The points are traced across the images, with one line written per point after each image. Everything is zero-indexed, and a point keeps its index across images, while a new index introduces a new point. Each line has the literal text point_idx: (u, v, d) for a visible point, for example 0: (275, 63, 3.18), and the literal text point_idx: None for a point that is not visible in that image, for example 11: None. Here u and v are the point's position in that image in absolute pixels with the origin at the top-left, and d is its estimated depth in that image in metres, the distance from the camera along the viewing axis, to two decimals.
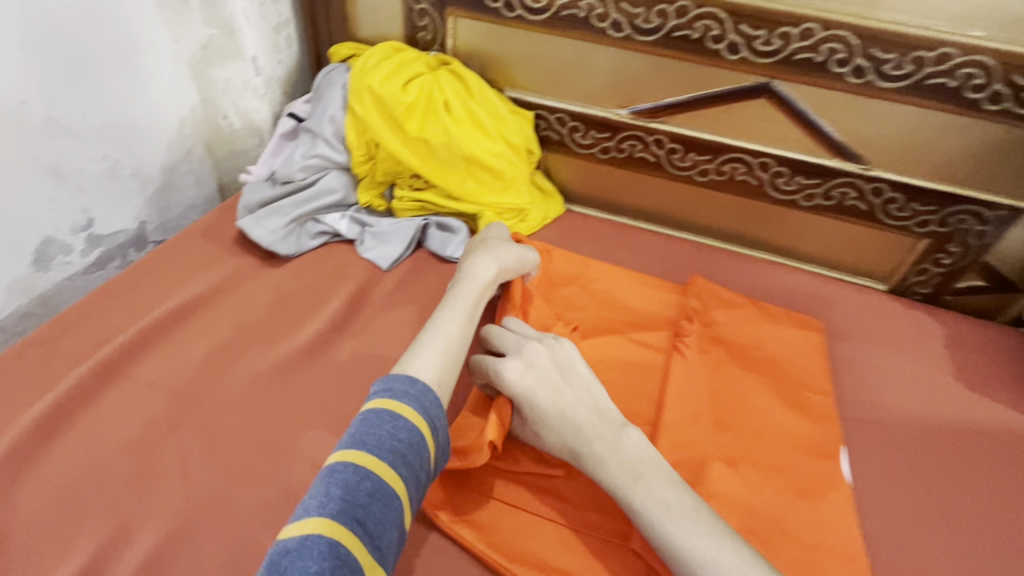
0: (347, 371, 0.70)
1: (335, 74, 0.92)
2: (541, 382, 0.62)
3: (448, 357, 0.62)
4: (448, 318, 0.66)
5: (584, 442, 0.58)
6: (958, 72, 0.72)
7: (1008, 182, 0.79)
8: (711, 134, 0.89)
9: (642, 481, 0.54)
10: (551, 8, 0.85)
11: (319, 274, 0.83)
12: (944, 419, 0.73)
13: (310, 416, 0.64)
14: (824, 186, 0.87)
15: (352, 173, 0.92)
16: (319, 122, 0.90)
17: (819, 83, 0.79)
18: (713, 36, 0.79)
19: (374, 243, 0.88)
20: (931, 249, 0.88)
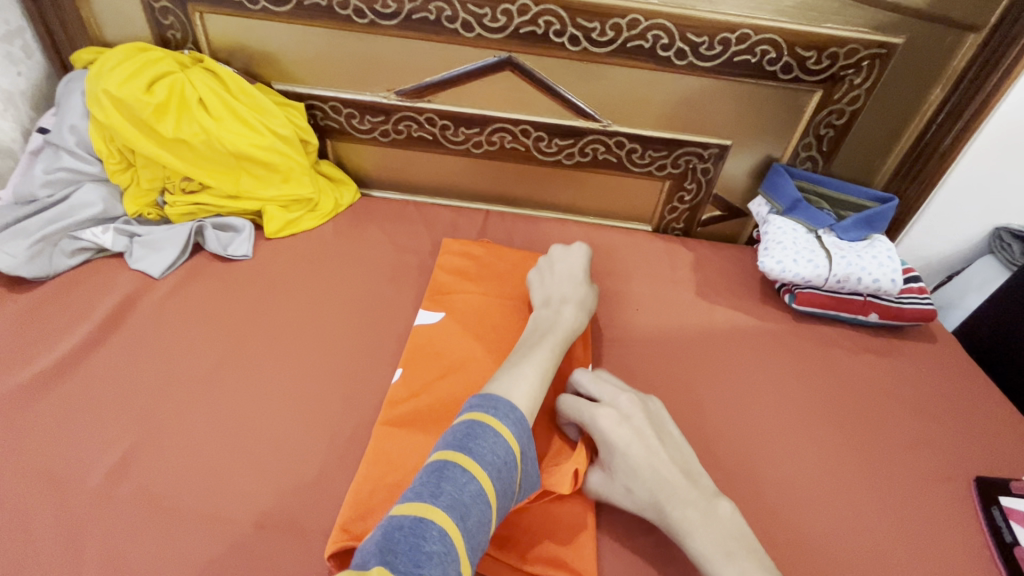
0: (107, 382, 0.68)
1: (73, 81, 0.87)
2: (636, 436, 0.59)
3: (540, 384, 0.61)
4: (537, 353, 0.65)
5: (668, 505, 0.56)
6: (648, 35, 0.84)
7: (712, 124, 0.94)
8: (474, 108, 0.96)
9: (726, 556, 0.51)
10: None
11: (81, 292, 0.79)
12: (684, 327, 0.87)
13: (61, 432, 0.62)
14: (577, 144, 0.98)
15: (112, 184, 0.88)
16: (59, 133, 0.84)
17: (547, 53, 0.88)
18: (446, 17, 0.86)
19: (145, 252, 0.85)
20: (674, 189, 1.02)
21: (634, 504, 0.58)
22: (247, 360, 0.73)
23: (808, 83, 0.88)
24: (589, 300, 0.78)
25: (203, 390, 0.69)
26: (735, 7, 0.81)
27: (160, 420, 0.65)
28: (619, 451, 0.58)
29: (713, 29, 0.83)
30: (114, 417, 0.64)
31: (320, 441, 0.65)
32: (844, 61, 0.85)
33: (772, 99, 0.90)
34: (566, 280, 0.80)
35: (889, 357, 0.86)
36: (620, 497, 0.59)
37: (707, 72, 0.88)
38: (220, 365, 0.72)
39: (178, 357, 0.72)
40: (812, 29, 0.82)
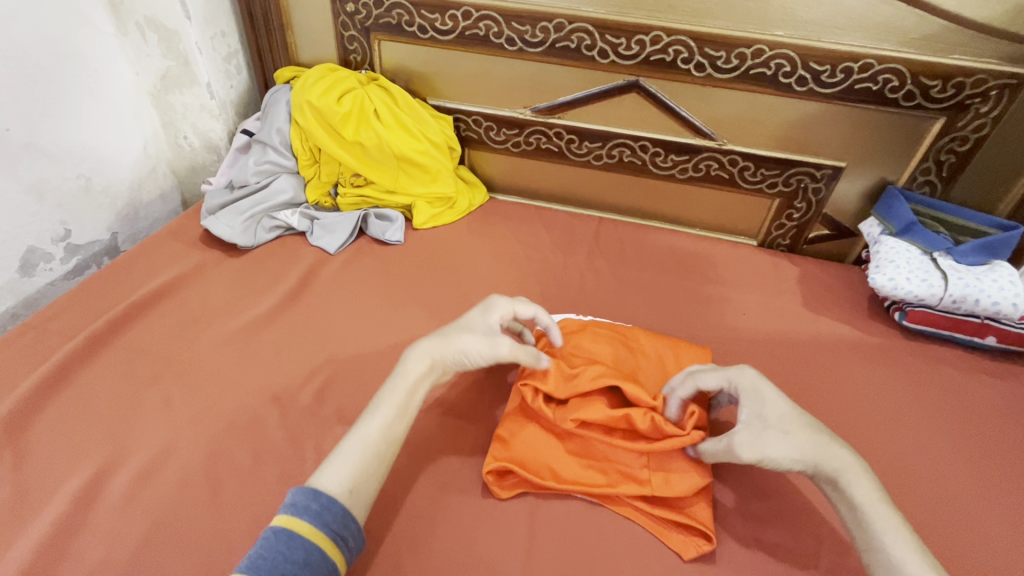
0: (300, 331, 0.85)
1: (280, 93, 1.08)
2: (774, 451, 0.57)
3: (367, 463, 0.56)
4: (372, 416, 0.60)
5: (842, 458, 0.58)
6: (771, 63, 0.93)
7: (826, 147, 1.00)
8: (599, 125, 1.08)
9: (899, 535, 0.53)
10: (456, 29, 1.04)
11: (276, 261, 0.98)
12: (790, 335, 0.92)
13: (272, 365, 0.78)
14: (692, 160, 1.07)
15: (300, 176, 1.08)
16: (267, 134, 1.05)
17: (673, 78, 0.98)
18: (586, 45, 0.99)
19: (322, 233, 1.03)
20: (784, 206, 1.08)
21: (791, 459, 0.57)
22: (407, 326, 0.87)
23: (930, 111, 0.92)
24: (471, 343, 0.66)
25: (373, 343, 0.84)
26: (858, 40, 0.88)
27: (343, 362, 0.80)
28: (781, 413, 0.60)
29: (836, 59, 0.90)
30: (309, 359, 0.80)
31: (468, 394, 0.78)
32: (970, 90, 0.88)
33: (891, 124, 0.95)
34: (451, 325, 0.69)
35: (1008, 379, 0.87)
36: (778, 450, 0.57)
37: (827, 98, 0.94)
38: (385, 326, 0.87)
39: (351, 318, 0.88)
40: (937, 60, 0.87)
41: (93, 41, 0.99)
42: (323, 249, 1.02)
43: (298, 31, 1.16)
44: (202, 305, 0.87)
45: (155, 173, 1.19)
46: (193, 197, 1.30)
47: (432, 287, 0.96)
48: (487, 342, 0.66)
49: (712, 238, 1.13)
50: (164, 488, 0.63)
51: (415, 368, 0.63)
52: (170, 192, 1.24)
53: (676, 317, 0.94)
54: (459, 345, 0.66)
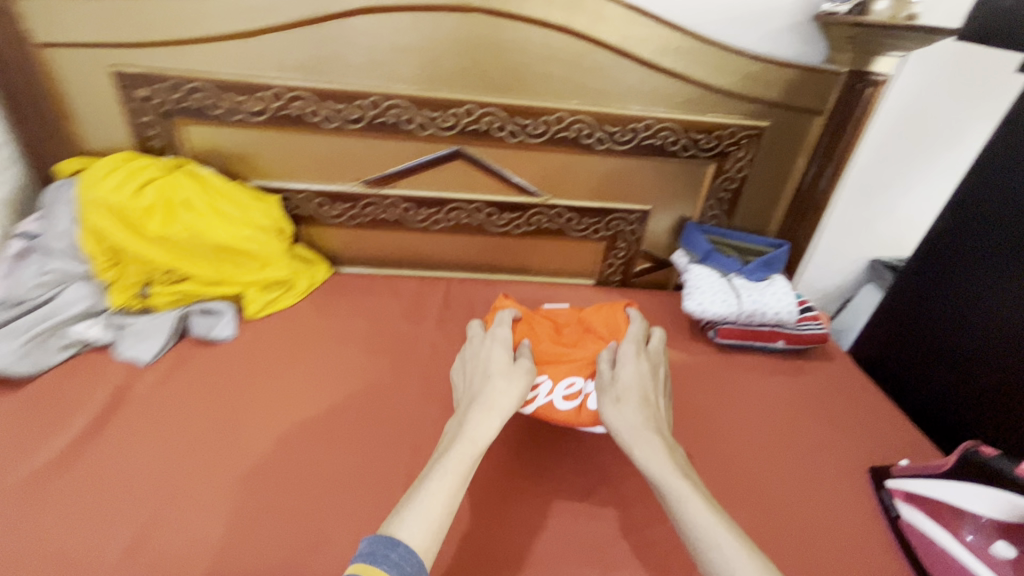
0: (107, 464, 0.74)
1: (63, 187, 0.92)
2: (625, 410, 0.73)
3: (452, 497, 0.59)
4: (441, 475, 0.60)
5: (650, 430, 0.71)
6: (572, 127, 1.04)
7: (633, 194, 1.14)
8: (432, 191, 1.11)
9: (692, 499, 0.62)
10: (268, 110, 1.00)
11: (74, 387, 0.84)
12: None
13: (67, 516, 0.67)
14: (524, 216, 1.15)
15: (98, 281, 0.94)
16: (49, 238, 0.90)
17: (491, 144, 1.06)
18: (404, 120, 1.02)
19: (133, 341, 0.92)
20: (610, 247, 1.20)
21: (623, 429, 0.72)
22: (247, 436, 0.80)
23: (703, 159, 1.09)
24: (513, 385, 0.74)
25: (202, 463, 0.75)
26: (636, 106, 1.03)
27: (162, 494, 0.71)
28: (632, 386, 0.77)
29: (623, 121, 1.04)
30: (121, 504, 0.69)
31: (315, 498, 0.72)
32: (728, 140, 1.07)
33: (678, 172, 1.11)
34: (481, 372, 0.77)
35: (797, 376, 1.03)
36: (611, 416, 0.74)
37: (623, 153, 1.08)
38: (215, 440, 0.79)
39: (173, 437, 0.78)
40: (699, 118, 1.04)
41: None
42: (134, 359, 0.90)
43: (80, 118, 1.01)
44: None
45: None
46: None
47: (274, 383, 0.89)
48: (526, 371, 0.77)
49: (555, 285, 1.21)
50: None
51: (488, 424, 0.67)
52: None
53: None
54: (500, 389, 0.73)
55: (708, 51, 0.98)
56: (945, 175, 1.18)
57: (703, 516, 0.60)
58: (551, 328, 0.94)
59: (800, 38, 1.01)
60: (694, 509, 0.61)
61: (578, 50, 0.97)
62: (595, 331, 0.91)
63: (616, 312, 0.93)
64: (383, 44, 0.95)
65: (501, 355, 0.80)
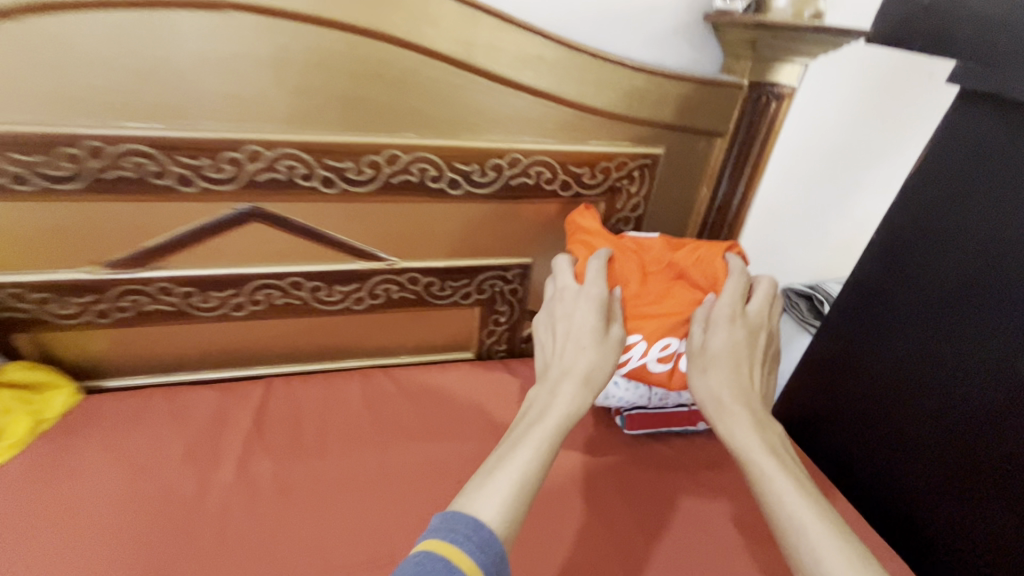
0: None
1: None
2: (709, 376, 0.67)
3: (514, 497, 0.50)
4: (517, 449, 0.55)
5: (740, 404, 0.64)
6: (413, 168, 0.75)
7: (508, 245, 0.88)
8: (222, 267, 0.78)
9: (778, 478, 0.57)
10: None
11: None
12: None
13: None
14: (365, 287, 0.85)
15: None
16: None
17: (299, 198, 0.74)
18: (153, 172, 0.68)
19: None
20: (486, 312, 0.94)
21: (710, 400, 0.66)
22: None
23: (588, 197, 0.86)
24: (607, 361, 0.64)
25: None
26: (495, 135, 0.77)
27: None
28: (723, 350, 0.68)
29: (480, 157, 0.77)
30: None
31: None
32: (616, 173, 0.84)
33: (560, 214, 0.87)
34: (572, 343, 0.65)
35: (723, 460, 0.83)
36: (700, 384, 0.68)
37: (486, 197, 0.81)
38: None
39: None
40: (578, 148, 0.80)
41: None
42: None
43: None
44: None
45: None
46: None
47: None
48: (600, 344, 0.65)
49: (423, 369, 0.92)
50: None
51: (563, 401, 0.60)
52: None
53: (381, 521, 0.68)
54: (598, 362, 0.64)
55: (580, 61, 0.74)
56: (883, 194, 1.03)
57: (793, 496, 0.55)
58: (640, 263, 0.76)
59: (691, 39, 0.80)
60: (788, 493, 0.55)
61: (403, 63, 0.69)
62: (690, 279, 0.74)
63: (715, 258, 0.74)
64: (88, 59, 0.60)
65: (588, 287, 0.70)
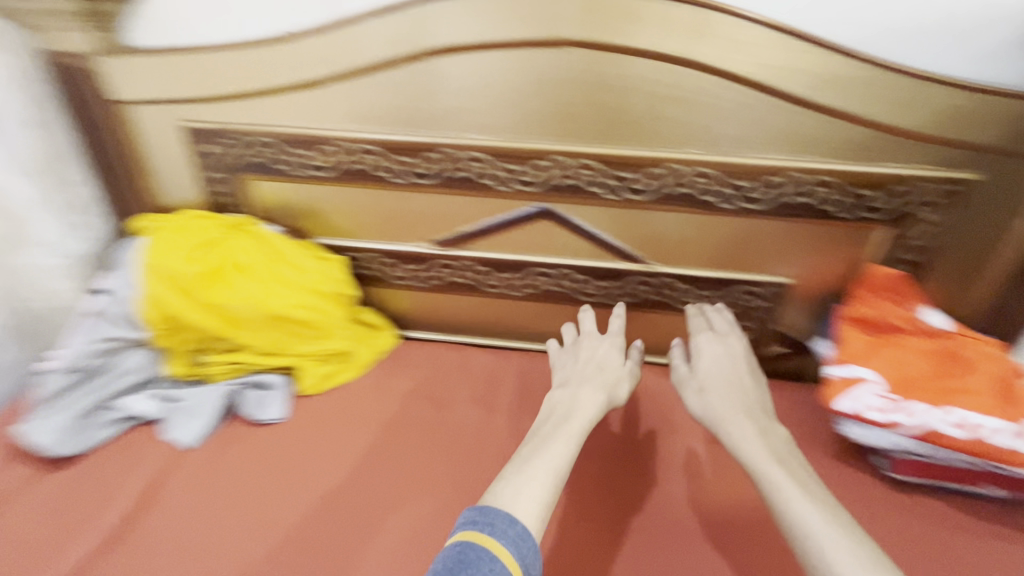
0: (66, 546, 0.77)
1: (121, 251, 0.90)
2: (699, 387, 0.83)
3: (554, 486, 0.64)
4: (550, 445, 0.69)
5: (740, 414, 0.77)
6: (577, 174, 0.85)
7: (664, 253, 0.92)
8: (418, 244, 0.97)
9: (790, 488, 0.65)
10: (244, 158, 0.91)
11: (78, 503, 0.82)
12: (637, 481, 0.84)
13: None
14: (523, 275, 0.98)
15: (124, 355, 0.91)
16: (92, 305, 0.89)
17: (481, 195, 0.90)
18: (380, 167, 0.89)
19: (184, 420, 0.90)
20: (629, 313, 1.00)
21: (703, 407, 0.80)
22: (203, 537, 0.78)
23: (759, 213, 0.84)
24: (617, 383, 0.84)
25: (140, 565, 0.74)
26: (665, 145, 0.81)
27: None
28: (712, 370, 0.84)
29: (642, 166, 0.82)
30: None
31: None
32: (783, 189, 0.81)
33: (717, 227, 0.88)
34: (597, 372, 0.84)
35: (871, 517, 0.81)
36: (693, 401, 0.83)
37: (650, 206, 0.86)
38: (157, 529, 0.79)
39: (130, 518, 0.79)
40: (743, 161, 0.80)
41: None
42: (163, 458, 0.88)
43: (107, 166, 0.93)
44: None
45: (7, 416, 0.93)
46: None
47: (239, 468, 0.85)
48: (619, 371, 0.85)
49: None
50: None
51: (583, 409, 0.76)
52: (24, 370, 0.98)
53: None
54: (702, 404, 0.81)
55: (751, 64, 0.73)
56: None
57: (816, 520, 0.61)
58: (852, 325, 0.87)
59: (908, 49, 0.71)
60: (802, 506, 0.63)
61: (581, 77, 0.77)
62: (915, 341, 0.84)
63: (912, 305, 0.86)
64: (353, 84, 0.82)
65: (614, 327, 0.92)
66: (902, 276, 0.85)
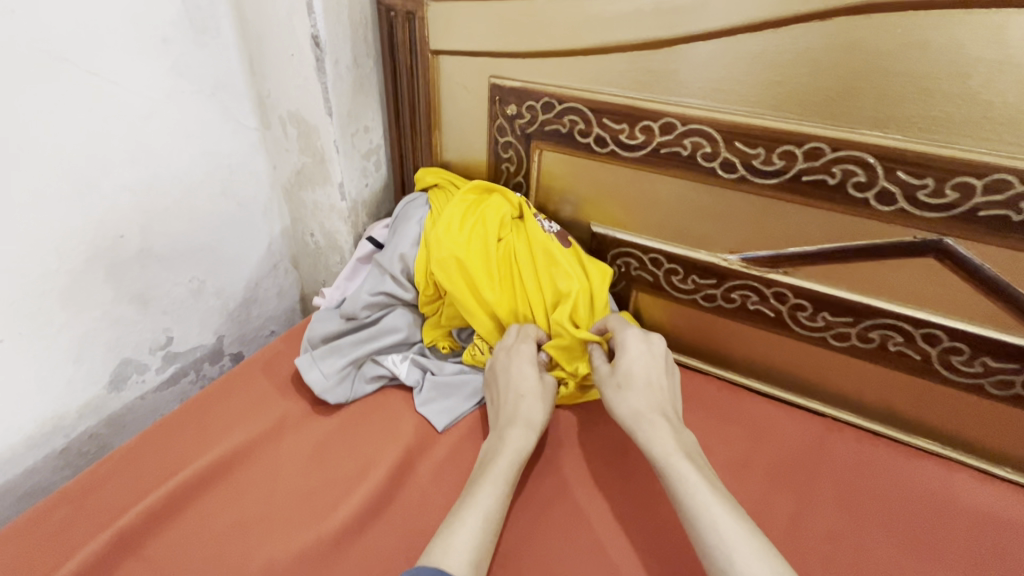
0: (201, 419, 0.74)
1: (413, 207, 0.87)
2: (616, 391, 0.68)
3: (482, 544, 0.54)
4: (477, 489, 0.59)
5: (656, 422, 0.64)
6: (835, 168, 0.63)
7: (928, 295, 0.65)
8: (602, 226, 0.83)
9: (711, 498, 0.54)
10: (455, 110, 0.89)
11: (232, 399, 0.78)
12: None
13: (152, 453, 0.69)
14: (721, 286, 0.78)
15: (418, 311, 0.85)
16: (389, 257, 0.83)
17: (692, 179, 0.73)
18: (580, 130, 0.78)
19: (435, 396, 0.79)
20: (861, 368, 0.73)
21: (625, 412, 0.66)
22: (312, 456, 0.71)
23: None
24: (649, 376, 0.69)
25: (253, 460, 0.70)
26: (1007, 144, 0.55)
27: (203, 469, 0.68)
28: (630, 368, 0.69)
29: (946, 169, 0.57)
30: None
31: (310, 560, 0.60)
32: None
33: None
34: (518, 394, 0.71)
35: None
36: (613, 401, 0.68)
37: (929, 225, 0.61)
38: (281, 430, 0.74)
39: (262, 411, 0.76)
40: None
41: (124, 112, 0.77)
42: (315, 397, 0.79)
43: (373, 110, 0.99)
44: (67, 517, 0.62)
45: (201, 292, 0.97)
46: (312, 293, 1.18)
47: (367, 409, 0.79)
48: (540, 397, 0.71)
49: (761, 398, 0.81)
50: (13, 558, 0.58)
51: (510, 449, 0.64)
52: (272, 277, 1.11)
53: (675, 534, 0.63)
54: (626, 405, 0.66)
55: None
56: None
57: (745, 545, 0.50)
58: None
59: None
60: (731, 529, 0.51)
61: (910, 55, 0.55)
62: None
63: None
64: (612, 60, 0.71)
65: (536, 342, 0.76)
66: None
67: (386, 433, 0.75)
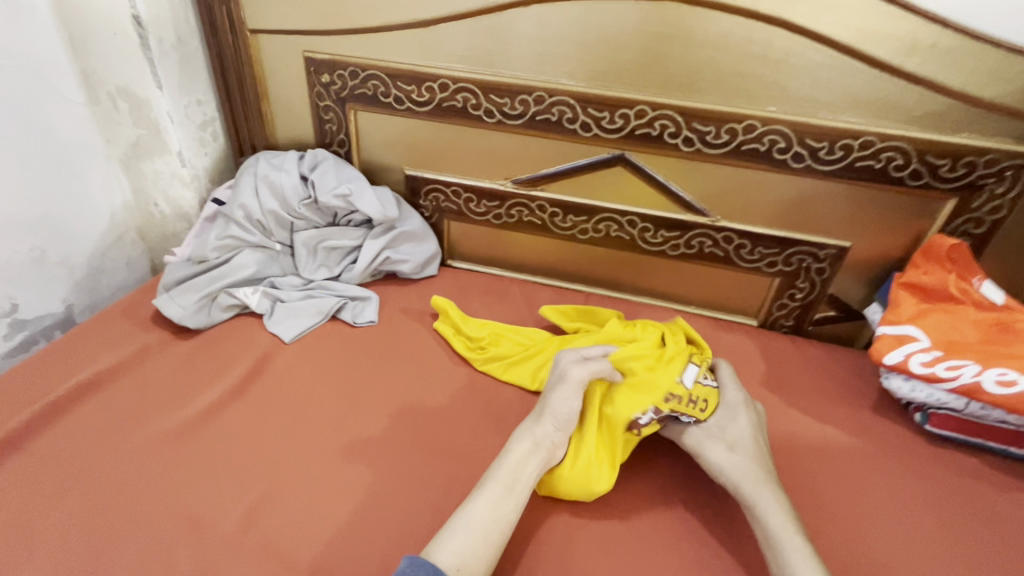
0: (63, 356, 0.84)
1: (250, 165, 1.02)
2: (716, 452, 0.71)
3: (481, 541, 0.59)
4: (491, 494, 0.63)
5: (763, 487, 0.67)
6: (553, 109, 0.92)
7: (624, 193, 0.97)
8: (413, 168, 1.06)
9: (806, 561, 0.59)
10: (279, 81, 1.06)
11: (91, 339, 0.88)
12: None
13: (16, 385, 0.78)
14: (503, 206, 1.05)
15: (264, 251, 1.00)
16: (231, 208, 0.97)
17: (468, 125, 0.98)
18: (382, 92, 0.99)
19: (284, 316, 0.95)
20: (599, 252, 1.05)
21: (731, 475, 0.69)
22: (176, 370, 0.85)
23: (712, 156, 0.88)
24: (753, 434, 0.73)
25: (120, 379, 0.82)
26: (639, 86, 0.87)
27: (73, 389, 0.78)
28: (734, 432, 0.73)
29: (612, 105, 0.89)
30: (78, 495, 0.67)
31: (182, 435, 0.75)
32: (744, 136, 0.85)
33: (682, 172, 0.92)
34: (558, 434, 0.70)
35: (837, 442, 0.82)
36: (716, 456, 0.71)
37: (613, 144, 0.92)
38: (144, 356, 0.86)
39: (124, 344, 0.87)
40: (705, 108, 0.85)
41: None
42: (176, 327, 0.93)
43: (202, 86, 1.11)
44: None
45: (43, 261, 1.01)
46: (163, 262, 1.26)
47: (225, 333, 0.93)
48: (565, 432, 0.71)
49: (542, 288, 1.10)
50: None
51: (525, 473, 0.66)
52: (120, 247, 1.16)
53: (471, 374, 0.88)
54: (731, 465, 0.69)
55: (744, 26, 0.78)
56: None
57: None
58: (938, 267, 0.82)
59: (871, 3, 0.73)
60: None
61: (579, 29, 0.85)
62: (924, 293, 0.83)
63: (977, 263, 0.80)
64: (397, 36, 0.94)
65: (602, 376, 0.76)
66: (955, 243, 0.80)
67: (243, 347, 0.90)
